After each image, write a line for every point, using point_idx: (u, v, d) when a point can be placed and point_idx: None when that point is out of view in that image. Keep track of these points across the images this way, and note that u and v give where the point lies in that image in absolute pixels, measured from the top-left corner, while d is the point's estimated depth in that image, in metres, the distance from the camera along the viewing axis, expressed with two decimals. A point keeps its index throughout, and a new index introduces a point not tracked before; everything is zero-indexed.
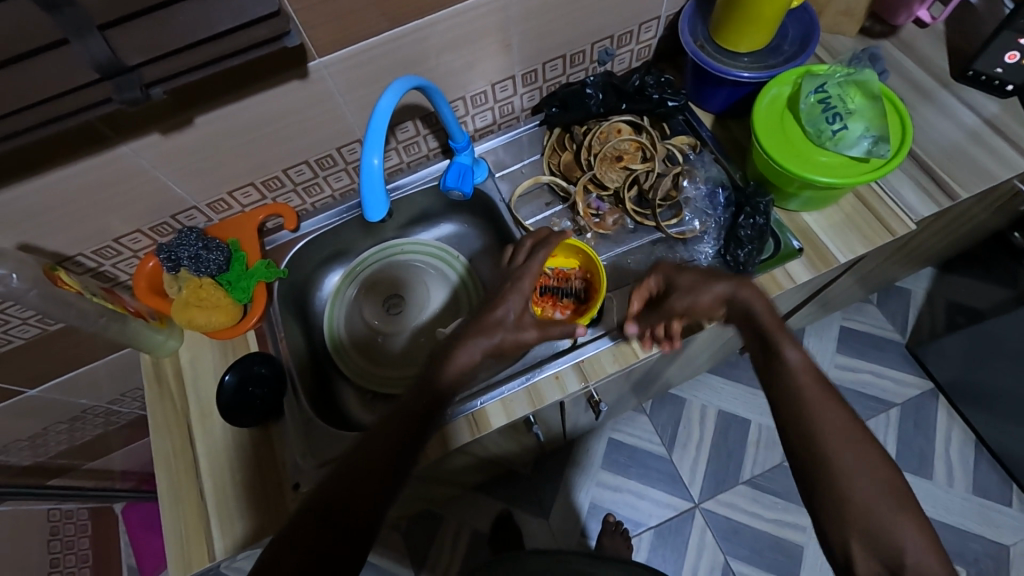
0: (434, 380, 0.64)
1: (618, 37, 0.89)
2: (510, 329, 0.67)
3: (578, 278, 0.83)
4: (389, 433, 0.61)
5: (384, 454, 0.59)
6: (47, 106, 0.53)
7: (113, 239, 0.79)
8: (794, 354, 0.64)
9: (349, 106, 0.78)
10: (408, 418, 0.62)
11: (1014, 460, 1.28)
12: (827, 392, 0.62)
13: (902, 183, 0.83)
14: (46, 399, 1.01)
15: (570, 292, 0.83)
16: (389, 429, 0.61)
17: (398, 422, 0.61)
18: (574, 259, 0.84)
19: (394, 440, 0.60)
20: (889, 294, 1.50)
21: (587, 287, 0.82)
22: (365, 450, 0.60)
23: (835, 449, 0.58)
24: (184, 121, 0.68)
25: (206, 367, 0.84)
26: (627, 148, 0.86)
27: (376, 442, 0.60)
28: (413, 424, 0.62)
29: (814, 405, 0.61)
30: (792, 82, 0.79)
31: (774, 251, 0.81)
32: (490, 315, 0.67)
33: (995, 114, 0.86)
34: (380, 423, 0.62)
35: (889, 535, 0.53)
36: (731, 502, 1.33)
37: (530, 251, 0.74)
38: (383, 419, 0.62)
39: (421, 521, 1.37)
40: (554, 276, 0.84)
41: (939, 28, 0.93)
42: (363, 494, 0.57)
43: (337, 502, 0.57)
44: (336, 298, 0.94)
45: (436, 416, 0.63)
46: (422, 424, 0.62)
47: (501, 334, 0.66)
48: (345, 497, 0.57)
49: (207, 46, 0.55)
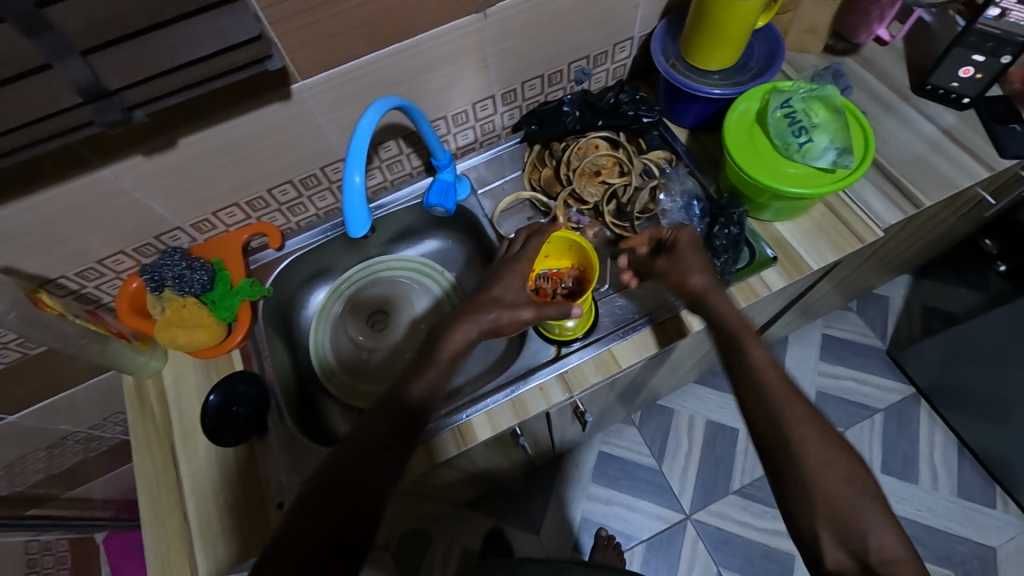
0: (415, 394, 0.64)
1: (593, 57, 0.92)
2: (507, 306, 0.72)
3: (572, 275, 0.83)
4: (371, 438, 0.61)
5: (369, 467, 0.59)
6: (28, 128, 0.54)
7: (95, 260, 0.80)
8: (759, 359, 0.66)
9: (333, 126, 0.80)
10: (382, 429, 0.62)
11: (995, 462, 1.31)
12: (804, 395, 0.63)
13: (869, 192, 0.87)
14: (25, 425, 1.00)
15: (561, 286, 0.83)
16: (372, 436, 0.61)
17: (386, 431, 0.62)
18: (567, 258, 0.84)
19: (370, 450, 0.60)
20: (868, 301, 1.54)
21: (581, 282, 0.82)
22: (343, 457, 0.60)
23: (809, 448, 0.59)
24: (168, 142, 0.70)
25: (189, 387, 0.83)
26: (605, 163, 0.88)
27: (362, 453, 0.60)
28: (398, 427, 0.62)
29: (788, 406, 0.62)
30: (759, 98, 0.83)
31: (749, 260, 0.83)
32: (499, 318, 0.70)
33: (954, 126, 0.91)
34: (359, 430, 0.62)
35: (867, 532, 0.54)
36: (721, 512, 1.33)
37: (524, 241, 0.79)
38: (359, 428, 0.62)
39: (412, 541, 1.35)
40: (549, 278, 0.84)
41: (897, 45, 0.97)
42: (352, 504, 0.57)
43: (329, 512, 0.56)
44: (320, 318, 0.94)
45: (404, 418, 0.63)
46: (400, 434, 0.62)
47: (497, 311, 0.71)
48: (331, 511, 0.56)
49: (190, 69, 0.56)
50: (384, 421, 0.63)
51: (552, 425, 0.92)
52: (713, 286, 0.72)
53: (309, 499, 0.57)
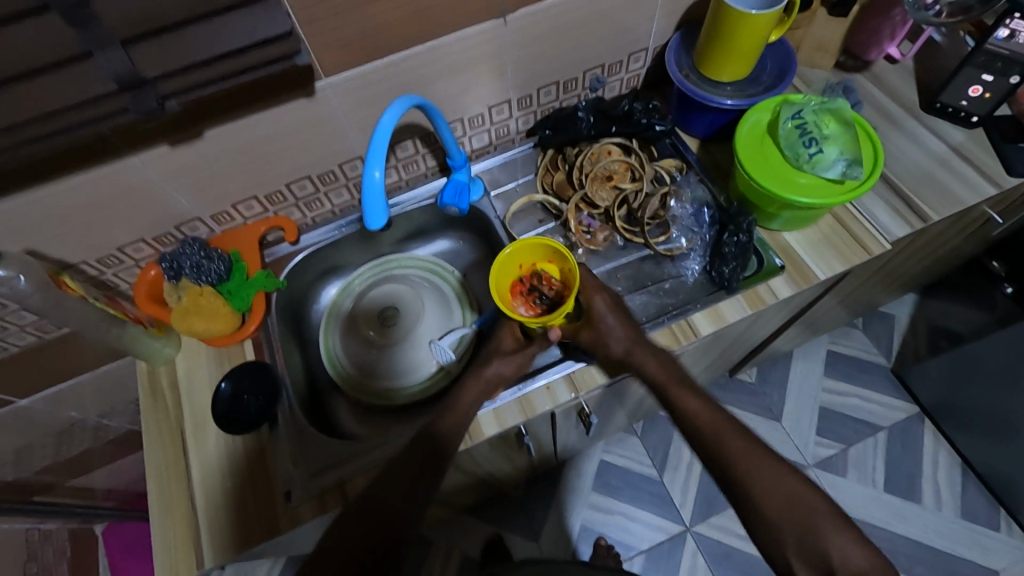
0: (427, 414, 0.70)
1: (608, 66, 0.94)
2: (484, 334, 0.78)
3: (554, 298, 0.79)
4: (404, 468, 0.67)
5: (399, 504, 0.65)
6: (65, 115, 0.56)
7: (116, 248, 0.81)
8: None
9: (353, 124, 0.82)
10: (417, 453, 0.68)
11: (1000, 484, 1.30)
12: None
13: (876, 205, 0.88)
14: (36, 411, 1.01)
15: (545, 295, 0.79)
16: (409, 468, 0.67)
17: (413, 467, 0.67)
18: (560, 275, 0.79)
19: (403, 473, 0.67)
20: (872, 318, 1.54)
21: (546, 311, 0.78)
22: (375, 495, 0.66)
23: None
24: (193, 134, 0.72)
25: (201, 376, 0.84)
26: (617, 168, 0.90)
27: (392, 488, 0.66)
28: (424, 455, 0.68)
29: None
30: (771, 110, 0.84)
31: (756, 269, 0.84)
32: None
33: (963, 143, 0.92)
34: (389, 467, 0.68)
35: None
36: (722, 525, 1.32)
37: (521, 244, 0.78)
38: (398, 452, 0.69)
39: (411, 545, 1.35)
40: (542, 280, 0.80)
41: (907, 63, 0.99)
42: (387, 526, 0.63)
43: (365, 545, 0.62)
44: (327, 326, 0.95)
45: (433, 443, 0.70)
46: (430, 460, 0.68)
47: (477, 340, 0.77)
48: (365, 538, 0.63)
49: (223, 63, 0.58)
50: (408, 460, 0.68)
51: (556, 427, 0.93)
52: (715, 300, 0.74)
53: (345, 526, 0.64)
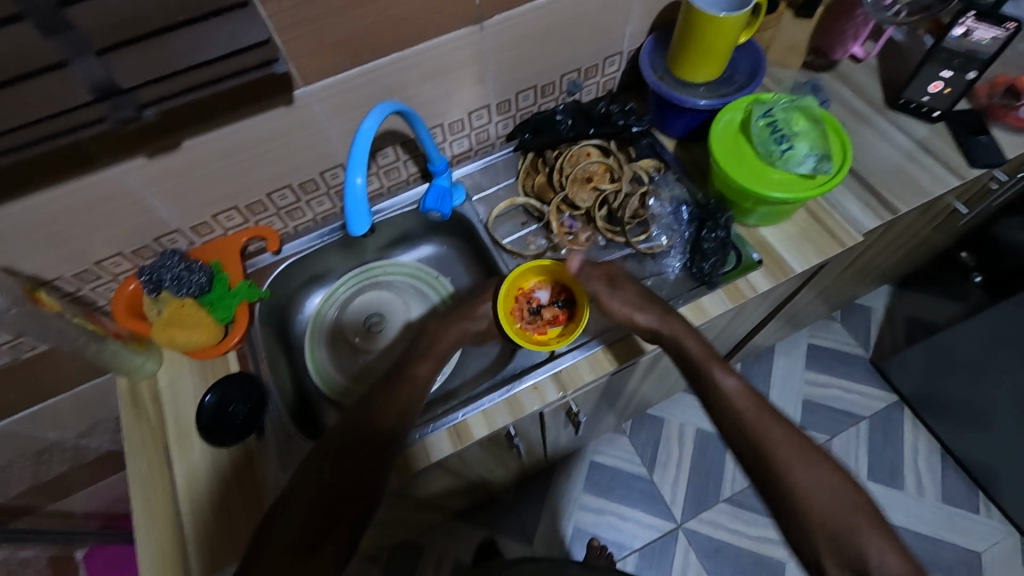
0: (412, 415, 0.69)
1: (584, 70, 0.96)
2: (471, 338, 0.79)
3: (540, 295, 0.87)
4: (352, 460, 0.62)
5: (347, 499, 0.60)
6: (37, 126, 0.55)
7: (93, 262, 0.80)
8: (727, 369, 0.71)
9: (334, 132, 0.82)
10: (373, 442, 0.64)
11: (978, 469, 1.34)
12: (776, 414, 0.67)
13: (848, 200, 0.90)
14: (12, 432, 0.98)
15: (535, 307, 0.86)
16: (359, 458, 0.63)
17: (365, 455, 0.63)
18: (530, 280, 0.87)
19: (356, 465, 0.62)
20: (851, 311, 1.58)
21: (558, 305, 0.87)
22: (314, 492, 0.60)
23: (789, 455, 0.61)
24: (171, 144, 0.71)
25: (183, 389, 0.83)
26: (596, 169, 0.91)
27: (344, 476, 0.61)
28: (377, 453, 0.64)
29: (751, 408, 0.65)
30: (743, 109, 0.86)
31: (735, 263, 0.86)
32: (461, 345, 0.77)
33: (927, 137, 0.95)
34: (335, 455, 0.63)
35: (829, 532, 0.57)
36: (713, 520, 1.34)
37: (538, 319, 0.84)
38: (345, 445, 0.63)
39: (403, 554, 1.34)
40: (534, 302, 0.87)
41: (872, 62, 1.03)
42: (340, 519, 0.59)
43: (318, 531, 0.58)
44: (316, 352, 0.94)
45: (387, 438, 0.65)
46: (388, 453, 0.64)
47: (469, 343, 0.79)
48: (304, 530, 0.58)
49: (201, 71, 0.58)
50: (360, 448, 0.63)
51: (545, 428, 0.93)
52: (652, 304, 0.77)
53: (290, 517, 0.59)
